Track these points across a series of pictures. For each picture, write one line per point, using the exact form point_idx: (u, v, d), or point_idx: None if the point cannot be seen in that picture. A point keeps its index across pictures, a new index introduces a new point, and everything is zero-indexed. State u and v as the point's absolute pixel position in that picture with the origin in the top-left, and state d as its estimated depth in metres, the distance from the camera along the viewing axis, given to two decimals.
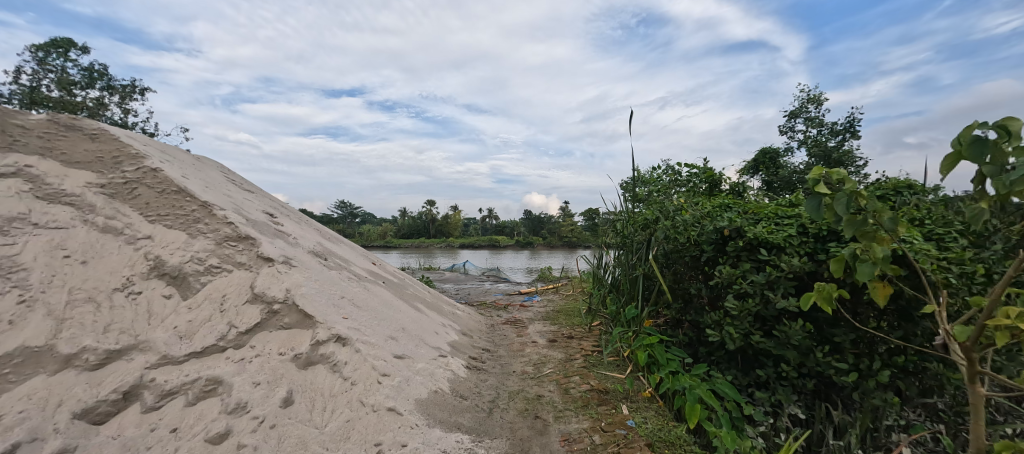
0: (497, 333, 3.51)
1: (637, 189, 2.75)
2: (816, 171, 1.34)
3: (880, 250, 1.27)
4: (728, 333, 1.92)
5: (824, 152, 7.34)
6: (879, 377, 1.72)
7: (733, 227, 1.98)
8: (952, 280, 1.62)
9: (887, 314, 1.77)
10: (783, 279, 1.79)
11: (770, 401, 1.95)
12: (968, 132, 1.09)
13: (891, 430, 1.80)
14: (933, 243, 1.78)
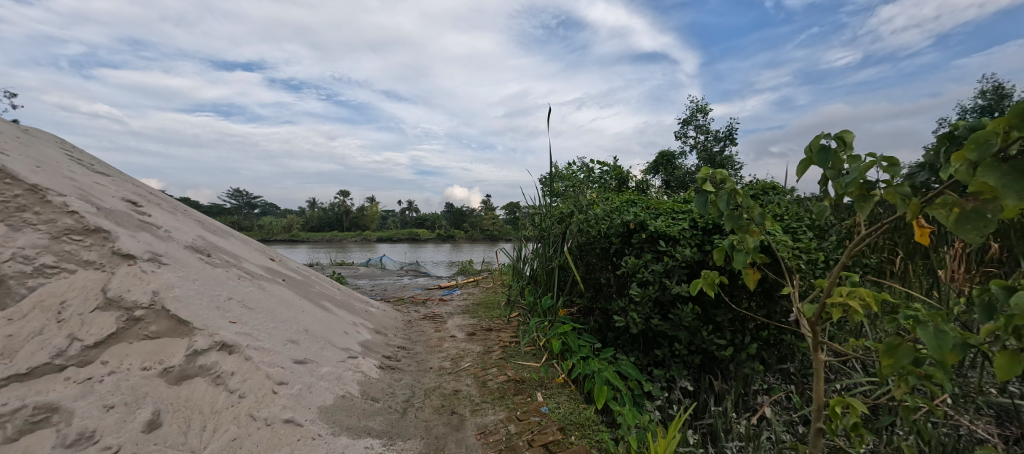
0: (415, 329, 3.43)
1: (554, 183, 2.82)
2: (704, 170, 1.50)
3: (752, 241, 1.46)
4: (632, 318, 2.07)
5: (711, 156, 8.25)
6: (749, 350, 1.98)
7: (637, 221, 2.14)
8: (803, 266, 1.90)
9: (758, 298, 2.03)
10: (678, 267, 1.97)
11: (666, 378, 2.15)
12: (816, 142, 1.28)
13: (757, 393, 2.10)
14: (791, 235, 2.07)
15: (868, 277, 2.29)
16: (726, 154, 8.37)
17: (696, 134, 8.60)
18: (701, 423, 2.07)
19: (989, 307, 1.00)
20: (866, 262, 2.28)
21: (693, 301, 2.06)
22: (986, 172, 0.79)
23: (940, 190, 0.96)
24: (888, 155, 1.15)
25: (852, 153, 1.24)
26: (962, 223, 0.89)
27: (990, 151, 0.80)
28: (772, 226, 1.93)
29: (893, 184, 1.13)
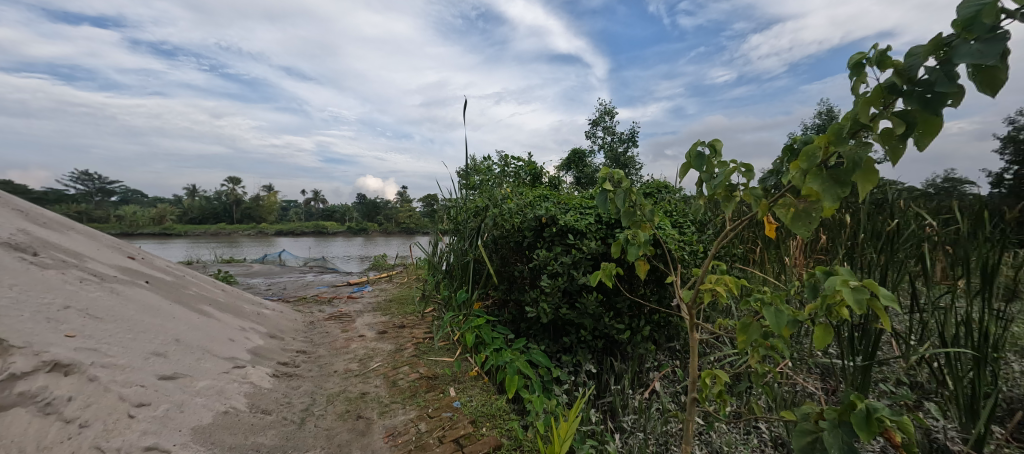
0: (318, 330, 3.20)
1: (471, 177, 2.80)
2: (605, 170, 1.61)
3: (643, 235, 1.60)
4: (542, 309, 2.14)
5: (616, 156, 8.84)
6: (643, 332, 2.16)
7: (549, 216, 2.21)
8: (687, 257, 2.11)
9: (652, 285, 2.22)
10: (584, 259, 2.08)
11: (573, 362, 2.26)
12: (695, 147, 1.43)
13: (649, 370, 2.30)
14: (679, 228, 2.28)
15: (735, 267, 2.64)
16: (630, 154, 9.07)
17: (605, 135, 9.17)
18: (603, 402, 2.22)
19: (813, 288, 1.25)
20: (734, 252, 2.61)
21: (597, 290, 2.18)
22: (813, 179, 0.97)
23: (780, 193, 1.14)
24: (747, 163, 1.33)
25: (722, 160, 1.41)
26: (797, 221, 1.13)
27: (814, 162, 0.98)
28: (662, 221, 2.11)
29: (751, 187, 1.33)
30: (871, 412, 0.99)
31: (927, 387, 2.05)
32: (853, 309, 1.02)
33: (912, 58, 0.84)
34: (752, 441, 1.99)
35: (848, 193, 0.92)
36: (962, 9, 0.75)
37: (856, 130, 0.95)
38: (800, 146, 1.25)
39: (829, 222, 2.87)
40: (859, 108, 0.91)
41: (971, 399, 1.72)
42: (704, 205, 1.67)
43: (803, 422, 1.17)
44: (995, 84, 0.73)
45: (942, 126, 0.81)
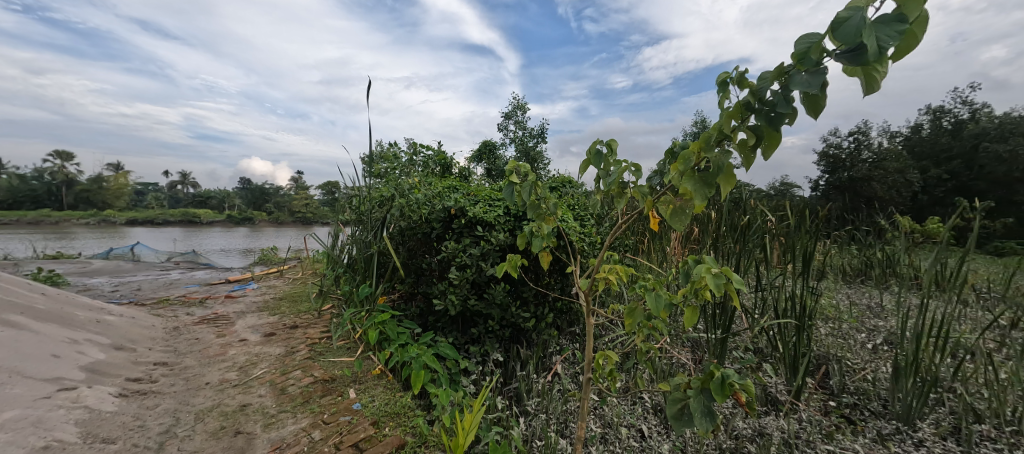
0: (186, 337, 2.77)
1: (375, 164, 2.64)
2: (513, 162, 1.63)
3: (547, 228, 1.66)
4: (450, 301, 2.10)
5: (526, 150, 9.08)
6: (547, 319, 2.25)
7: (458, 207, 2.17)
8: (588, 248, 2.23)
9: (556, 274, 2.30)
10: (492, 250, 2.09)
11: (481, 352, 2.27)
12: (594, 145, 1.53)
13: (553, 354, 2.39)
14: (581, 221, 2.39)
15: (627, 257, 2.85)
16: (536, 149, 9.37)
17: (515, 129, 9.34)
18: (510, 388, 2.26)
19: (686, 275, 1.46)
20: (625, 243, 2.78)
21: (504, 281, 2.20)
22: (688, 180, 1.13)
23: (662, 192, 1.29)
24: (636, 162, 1.46)
25: (617, 158, 1.53)
26: (675, 216, 1.28)
27: (689, 166, 1.13)
28: (565, 214, 2.20)
29: (639, 185, 1.47)
30: (725, 379, 1.22)
31: (765, 351, 2.48)
32: (714, 291, 1.25)
33: (763, 82, 0.99)
34: (637, 410, 2.19)
35: (714, 193, 1.09)
36: (800, 42, 0.90)
37: (721, 138, 1.10)
38: (679, 150, 1.38)
39: (702, 218, 3.36)
40: (724, 120, 1.06)
41: (793, 359, 2.15)
42: (599, 199, 1.80)
43: (675, 391, 1.36)
44: (817, 109, 0.90)
45: (781, 140, 0.98)
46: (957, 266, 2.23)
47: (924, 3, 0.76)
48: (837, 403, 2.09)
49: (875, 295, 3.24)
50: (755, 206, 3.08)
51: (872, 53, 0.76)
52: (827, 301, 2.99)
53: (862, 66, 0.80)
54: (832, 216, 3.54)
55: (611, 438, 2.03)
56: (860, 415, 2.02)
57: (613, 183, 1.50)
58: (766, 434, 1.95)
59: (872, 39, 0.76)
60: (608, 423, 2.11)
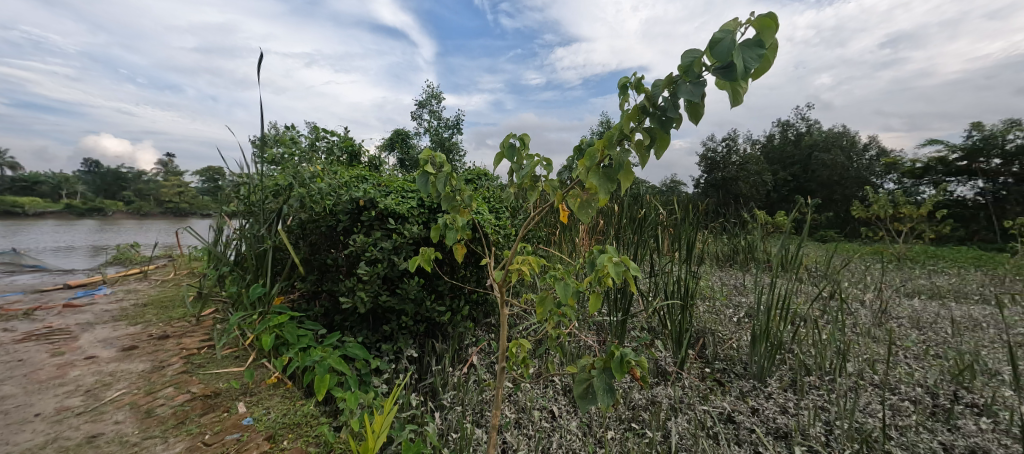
0: (5, 358, 2.22)
1: (269, 148, 2.35)
2: (426, 153, 1.56)
3: (462, 221, 1.63)
4: (359, 298, 1.95)
5: (440, 140, 8.89)
6: (463, 311, 2.20)
7: (367, 198, 2.02)
8: (503, 240, 2.23)
9: (471, 266, 2.25)
10: (405, 244, 1.99)
11: (394, 350, 2.14)
12: (507, 139, 1.54)
13: (468, 346, 2.38)
14: (496, 214, 2.37)
15: (539, 248, 2.92)
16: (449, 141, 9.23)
17: (428, 119, 9.09)
18: (424, 385, 2.19)
19: (591, 264, 1.52)
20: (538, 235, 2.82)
21: (418, 275, 2.11)
22: (592, 176, 1.20)
23: (570, 186, 1.34)
24: (547, 157, 1.50)
25: (528, 152, 1.56)
26: (582, 209, 1.34)
27: (594, 162, 1.20)
28: (480, 206, 2.17)
29: (550, 179, 1.51)
30: (623, 357, 1.31)
31: (657, 329, 2.73)
32: (615, 279, 1.34)
33: (654, 88, 1.09)
34: (549, 393, 2.27)
35: (615, 188, 1.19)
36: (684, 56, 1.01)
37: (620, 138, 1.19)
38: (587, 148, 1.46)
39: (607, 211, 3.59)
40: (623, 122, 1.16)
41: (678, 333, 2.42)
42: (512, 192, 1.82)
43: (581, 372, 1.44)
44: (698, 115, 1.03)
45: (670, 141, 1.13)
46: (798, 250, 2.68)
47: (776, 32, 0.91)
48: (711, 369, 2.41)
49: (740, 277, 3.76)
50: (652, 200, 3.36)
51: (740, 71, 0.90)
52: (705, 283, 3.44)
53: (732, 81, 0.95)
54: (710, 209, 4.02)
55: (524, 421, 2.08)
56: (727, 378, 2.36)
57: (525, 177, 1.52)
58: (657, 401, 2.15)
59: (741, 60, 0.90)
60: (522, 408, 2.15)
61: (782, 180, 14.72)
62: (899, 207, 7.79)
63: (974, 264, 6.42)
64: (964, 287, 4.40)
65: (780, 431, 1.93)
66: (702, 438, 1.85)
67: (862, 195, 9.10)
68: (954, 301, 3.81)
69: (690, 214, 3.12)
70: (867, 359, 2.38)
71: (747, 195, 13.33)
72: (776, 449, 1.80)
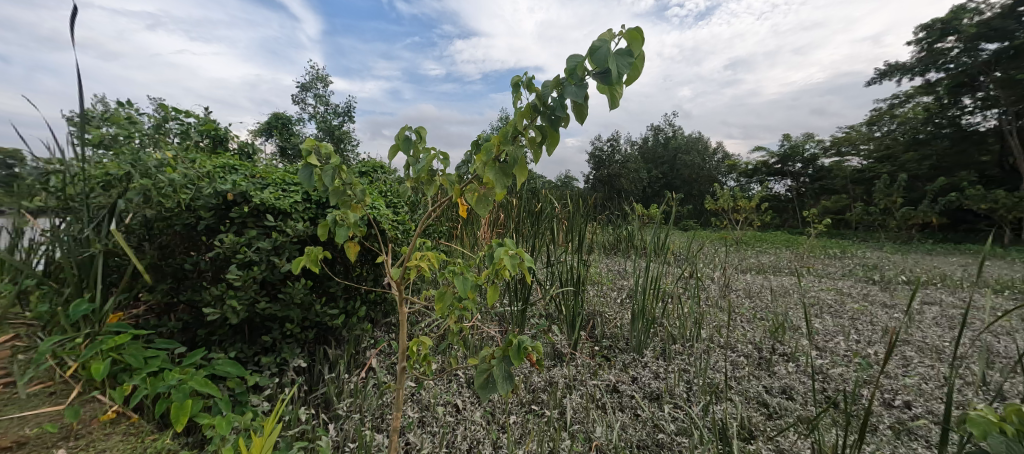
0: None
1: (94, 128, 1.91)
2: (309, 142, 1.38)
3: (354, 216, 1.49)
4: (230, 307, 1.66)
5: (329, 128, 8.25)
6: (359, 312, 2.00)
7: (237, 192, 1.75)
8: (401, 236, 2.08)
9: (366, 264, 2.07)
10: (288, 243, 1.75)
11: (276, 362, 1.84)
12: (402, 132, 1.47)
13: (365, 349, 2.20)
14: (394, 207, 2.20)
15: (440, 244, 2.84)
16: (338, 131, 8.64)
17: (314, 104, 8.36)
18: (315, 397, 1.94)
19: (489, 257, 1.52)
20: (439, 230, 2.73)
21: (305, 276, 1.87)
22: (489, 170, 1.20)
23: (468, 181, 1.31)
24: (444, 151, 1.46)
25: (425, 146, 1.51)
26: (480, 203, 1.32)
27: (490, 157, 1.19)
28: (375, 201, 2.02)
29: (447, 173, 1.47)
30: (521, 344, 1.33)
31: (554, 316, 2.86)
32: (512, 271, 1.35)
33: (544, 89, 1.15)
34: (453, 387, 2.23)
35: (511, 183, 1.20)
36: (569, 60, 1.08)
37: (515, 135, 1.21)
38: (484, 142, 1.44)
39: (506, 204, 3.65)
40: (516, 118, 1.18)
41: (573, 318, 2.54)
42: (409, 187, 1.73)
43: (481, 362, 1.44)
44: (583, 115, 1.11)
45: (559, 139, 1.19)
46: (667, 238, 3.06)
47: (643, 45, 1.01)
48: (601, 347, 2.59)
49: (623, 264, 4.13)
50: (547, 194, 3.52)
51: (615, 76, 1.00)
52: (595, 270, 3.70)
53: (609, 85, 1.03)
54: (597, 202, 4.35)
55: (427, 419, 2.00)
56: (613, 353, 2.56)
57: (422, 170, 1.46)
58: (554, 382, 2.23)
59: (615, 65, 0.99)
60: (425, 406, 2.07)
61: (657, 177, 16.56)
62: (738, 200, 9.37)
63: (785, 245, 8.04)
64: (780, 263, 5.48)
65: (654, 394, 2.16)
66: (592, 410, 1.99)
67: (714, 190, 10.71)
68: (773, 273, 4.72)
69: (580, 207, 3.34)
70: (716, 325, 2.80)
71: (628, 190, 14.73)
72: (651, 410, 2.02)
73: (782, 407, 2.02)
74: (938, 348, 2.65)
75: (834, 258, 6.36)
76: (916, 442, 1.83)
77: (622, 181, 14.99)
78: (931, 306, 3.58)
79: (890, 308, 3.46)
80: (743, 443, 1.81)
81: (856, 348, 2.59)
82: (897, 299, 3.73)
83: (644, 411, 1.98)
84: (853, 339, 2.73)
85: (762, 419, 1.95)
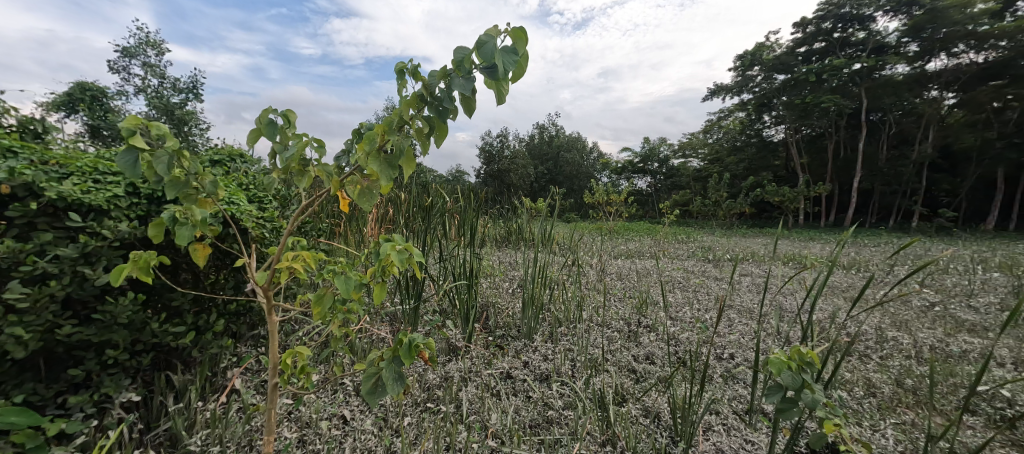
0: None
1: None
2: (132, 120, 1.06)
3: (202, 213, 1.23)
4: (13, 337, 1.23)
5: (166, 108, 6.99)
6: (217, 327, 1.66)
7: (20, 183, 1.32)
8: (267, 235, 1.77)
9: (224, 268, 1.73)
10: (105, 248, 1.38)
11: (92, 400, 1.42)
12: (265, 114, 1.25)
13: (225, 369, 1.84)
14: (258, 202, 1.86)
15: (321, 242, 2.54)
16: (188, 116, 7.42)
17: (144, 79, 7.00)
18: (155, 435, 1.56)
19: (375, 252, 1.39)
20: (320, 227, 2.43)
21: (133, 289, 1.48)
22: (373, 161, 1.08)
23: (349, 171, 1.17)
24: (318, 138, 1.29)
25: (295, 132, 1.32)
26: (362, 197, 1.20)
27: (374, 146, 1.08)
28: (232, 195, 1.70)
29: (322, 163, 1.30)
30: (412, 343, 1.23)
31: (448, 310, 2.78)
32: (399, 267, 1.24)
33: (431, 79, 1.09)
34: (339, 397, 2.01)
35: (398, 175, 1.09)
36: (456, 52, 1.05)
37: (401, 124, 1.12)
38: (366, 131, 1.31)
39: (395, 200, 3.46)
40: (402, 107, 1.10)
41: (467, 312, 2.49)
42: (276, 178, 1.50)
43: (368, 366, 1.31)
44: (471, 109, 1.09)
45: (448, 131, 1.14)
46: (552, 230, 3.20)
47: (527, 46, 1.03)
48: (495, 337, 2.59)
49: (512, 255, 4.23)
50: (437, 188, 3.41)
51: (501, 72, 0.99)
52: (487, 262, 3.71)
53: (496, 80, 1.03)
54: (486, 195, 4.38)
55: (309, 437, 1.76)
56: (506, 341, 2.58)
57: (291, 160, 1.26)
58: (450, 377, 2.16)
59: (501, 61, 0.99)
60: (306, 422, 1.82)
61: (544, 173, 17.46)
62: (611, 194, 10.34)
63: (647, 233, 9.14)
64: (642, 248, 6.17)
65: (544, 374, 2.23)
66: (488, 398, 1.97)
67: (590, 185, 11.66)
68: (637, 257, 5.29)
69: (471, 201, 3.30)
70: (595, 306, 3.01)
71: (518, 185, 15.30)
72: (541, 390, 2.07)
73: (646, 372, 2.25)
74: (752, 309, 3.22)
75: (683, 242, 7.41)
76: (738, 384, 2.19)
77: (509, 175, 15.46)
78: (748, 276, 4.36)
79: (720, 280, 4.12)
80: (616, 406, 1.96)
81: (698, 315, 3.02)
82: (725, 273, 4.48)
83: (535, 392, 2.03)
84: (696, 307, 3.18)
85: (631, 383, 2.14)
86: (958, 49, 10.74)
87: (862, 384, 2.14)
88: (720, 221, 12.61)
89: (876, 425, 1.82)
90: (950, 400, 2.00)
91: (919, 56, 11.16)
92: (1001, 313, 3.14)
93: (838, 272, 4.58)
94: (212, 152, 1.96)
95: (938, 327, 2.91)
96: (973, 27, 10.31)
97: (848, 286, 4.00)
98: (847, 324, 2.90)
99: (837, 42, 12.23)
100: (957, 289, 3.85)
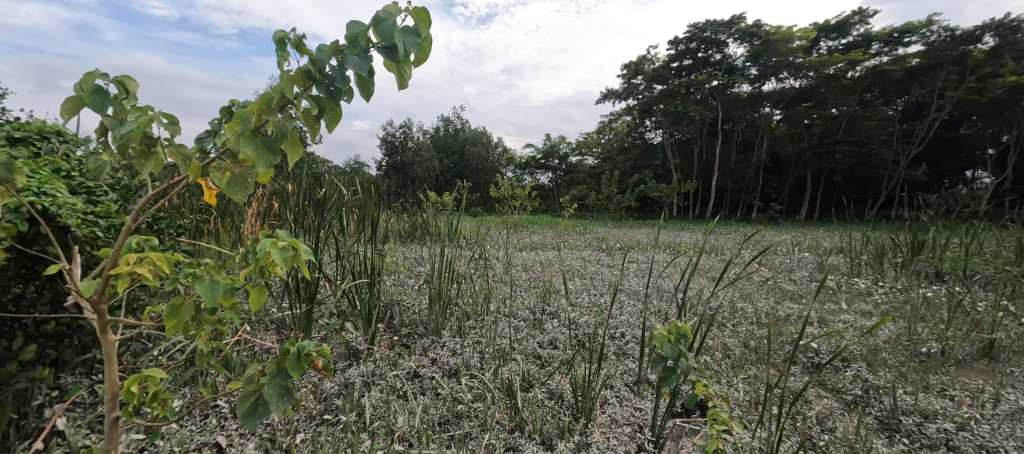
0: None
1: None
2: None
3: None
4: None
5: None
6: (24, 355, 1.26)
7: None
8: (99, 234, 1.40)
9: (34, 280, 1.33)
10: None
11: None
12: (90, 80, 0.95)
13: (44, 406, 1.44)
14: (83, 193, 1.46)
15: (182, 242, 2.13)
16: None
17: None
18: None
19: (252, 252, 1.17)
20: (180, 223, 2.03)
21: None
22: (247, 143, 0.88)
23: (215, 155, 0.95)
24: (170, 113, 1.03)
25: (134, 105, 1.04)
26: (233, 186, 0.98)
27: (248, 127, 0.89)
28: (44, 180, 1.30)
29: (175, 144, 1.04)
30: (302, 351, 1.06)
31: (346, 312, 2.55)
32: (282, 267, 1.06)
33: (320, 54, 0.94)
34: (210, 422, 1.70)
35: (280, 161, 0.92)
36: (350, 27, 0.91)
37: (284, 104, 0.94)
38: (238, 109, 1.09)
39: (281, 192, 3.08)
40: (284, 84, 0.92)
41: (368, 312, 2.30)
42: (109, 162, 1.17)
43: (247, 383, 1.10)
44: (368, 92, 0.96)
45: (342, 115, 0.99)
46: (458, 223, 3.11)
47: (430, 27, 0.93)
48: (401, 337, 2.43)
49: (418, 250, 4.04)
50: (332, 181, 3.11)
51: (402, 55, 0.88)
52: (390, 259, 3.49)
53: (396, 63, 0.91)
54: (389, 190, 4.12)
55: None
56: (412, 339, 2.44)
57: (129, 138, 0.97)
58: (350, 383, 1.96)
59: (401, 43, 0.87)
60: None
61: (449, 167, 17.30)
62: (515, 188, 10.61)
63: (551, 225, 9.51)
64: (545, 240, 6.40)
65: (452, 370, 2.14)
66: (394, 401, 1.82)
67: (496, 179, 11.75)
68: (541, 249, 5.46)
69: (370, 194, 3.07)
70: (500, 298, 3.00)
71: (422, 177, 14.91)
72: (450, 385, 1.98)
73: (551, 356, 2.29)
74: (638, 291, 3.51)
75: (581, 233, 7.87)
76: (629, 359, 2.34)
77: (412, 168, 14.99)
78: (635, 263, 4.76)
79: (613, 267, 4.42)
80: (524, 392, 1.95)
81: (596, 299, 3.18)
82: (616, 261, 4.81)
83: (443, 388, 1.93)
84: (592, 292, 3.36)
85: (537, 369, 2.15)
86: (783, 75, 12.89)
87: (720, 348, 2.41)
88: (613, 213, 13.73)
89: (732, 381, 2.06)
90: (781, 355, 2.37)
91: (758, 79, 13.19)
92: (812, 283, 3.84)
93: (705, 256, 5.21)
94: (10, 128, 1.50)
95: (772, 297, 3.46)
96: (793, 59, 12.40)
97: (712, 267, 4.57)
98: (711, 301, 3.29)
99: (700, 60, 13.92)
100: (784, 266, 4.63)
